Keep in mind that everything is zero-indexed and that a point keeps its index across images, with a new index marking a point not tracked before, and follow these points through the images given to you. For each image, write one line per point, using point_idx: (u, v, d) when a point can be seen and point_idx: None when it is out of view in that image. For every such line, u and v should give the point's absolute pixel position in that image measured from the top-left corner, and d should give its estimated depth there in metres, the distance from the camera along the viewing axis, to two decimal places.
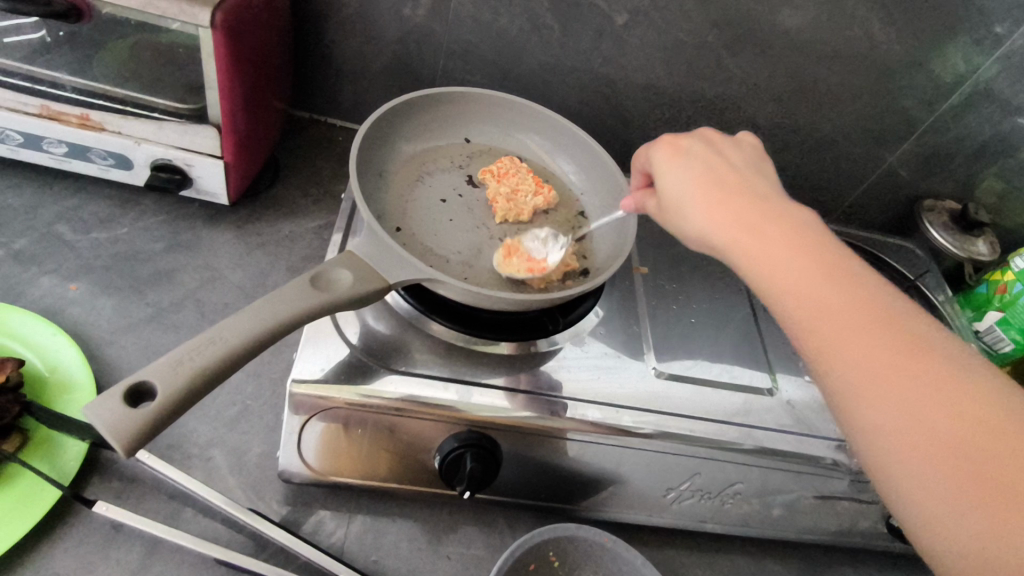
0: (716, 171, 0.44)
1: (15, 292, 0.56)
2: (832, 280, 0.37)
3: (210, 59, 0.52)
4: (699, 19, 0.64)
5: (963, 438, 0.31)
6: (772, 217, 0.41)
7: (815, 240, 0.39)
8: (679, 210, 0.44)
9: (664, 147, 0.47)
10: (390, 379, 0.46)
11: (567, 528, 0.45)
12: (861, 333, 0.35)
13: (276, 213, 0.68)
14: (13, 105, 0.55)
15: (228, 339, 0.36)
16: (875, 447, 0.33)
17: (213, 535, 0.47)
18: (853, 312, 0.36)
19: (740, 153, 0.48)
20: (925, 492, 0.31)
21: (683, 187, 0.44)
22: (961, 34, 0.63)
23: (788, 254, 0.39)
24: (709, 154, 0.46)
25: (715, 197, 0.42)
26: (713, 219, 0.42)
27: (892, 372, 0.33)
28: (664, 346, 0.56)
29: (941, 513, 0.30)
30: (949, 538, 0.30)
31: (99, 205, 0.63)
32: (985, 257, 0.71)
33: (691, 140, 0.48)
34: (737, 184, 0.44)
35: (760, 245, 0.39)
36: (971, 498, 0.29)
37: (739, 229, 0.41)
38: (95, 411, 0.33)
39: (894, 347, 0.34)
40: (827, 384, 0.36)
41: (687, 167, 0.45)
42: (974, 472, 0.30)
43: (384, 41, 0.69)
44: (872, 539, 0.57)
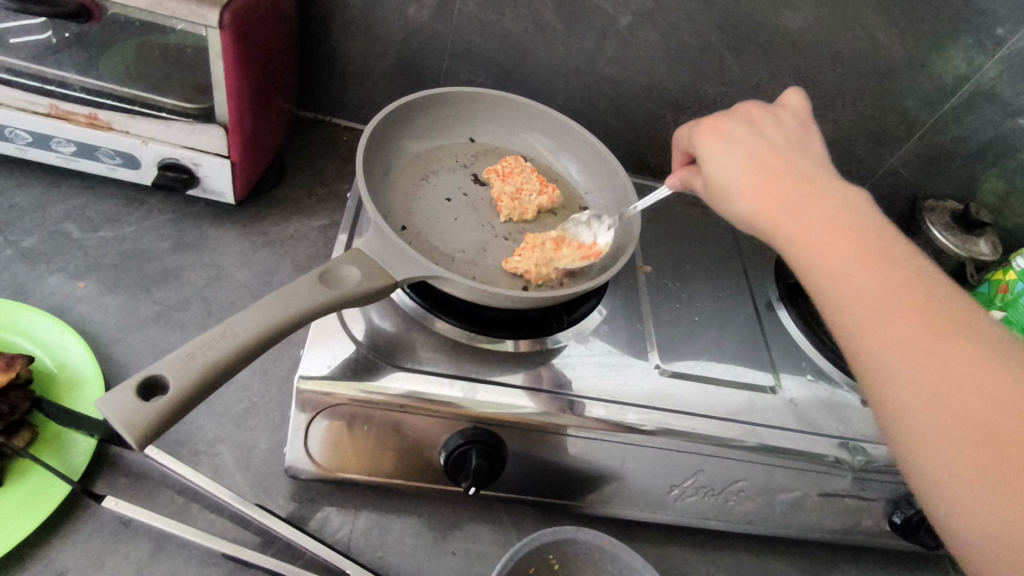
0: (760, 151, 0.45)
1: (23, 289, 0.56)
2: (872, 261, 0.38)
3: (218, 59, 0.53)
4: (701, 20, 0.65)
5: (991, 421, 0.31)
6: (814, 198, 0.41)
7: (859, 221, 0.40)
8: (723, 192, 0.45)
9: (707, 128, 0.47)
10: (396, 376, 0.46)
11: (567, 530, 0.46)
12: (898, 315, 0.35)
13: (282, 212, 0.68)
14: (23, 104, 0.56)
15: (239, 334, 0.37)
16: (901, 426, 0.34)
17: (220, 530, 0.48)
18: (892, 293, 0.36)
19: (781, 129, 0.47)
20: (946, 471, 0.32)
21: (727, 169, 0.45)
22: (962, 35, 0.64)
23: (831, 235, 0.39)
24: (753, 135, 0.46)
25: (758, 179, 0.43)
26: (755, 201, 0.43)
27: (927, 354, 0.34)
28: (668, 344, 0.56)
29: (969, 496, 0.31)
30: (970, 514, 0.31)
31: (107, 203, 0.64)
32: (987, 257, 0.70)
33: (734, 120, 0.47)
34: (785, 165, 0.44)
35: (804, 226, 0.40)
36: (994, 480, 0.30)
37: (781, 211, 0.41)
38: (108, 405, 0.33)
39: (928, 329, 0.35)
40: (860, 364, 0.36)
41: (732, 151, 0.45)
42: (999, 453, 0.31)
43: (388, 41, 0.69)
44: (875, 536, 0.57)
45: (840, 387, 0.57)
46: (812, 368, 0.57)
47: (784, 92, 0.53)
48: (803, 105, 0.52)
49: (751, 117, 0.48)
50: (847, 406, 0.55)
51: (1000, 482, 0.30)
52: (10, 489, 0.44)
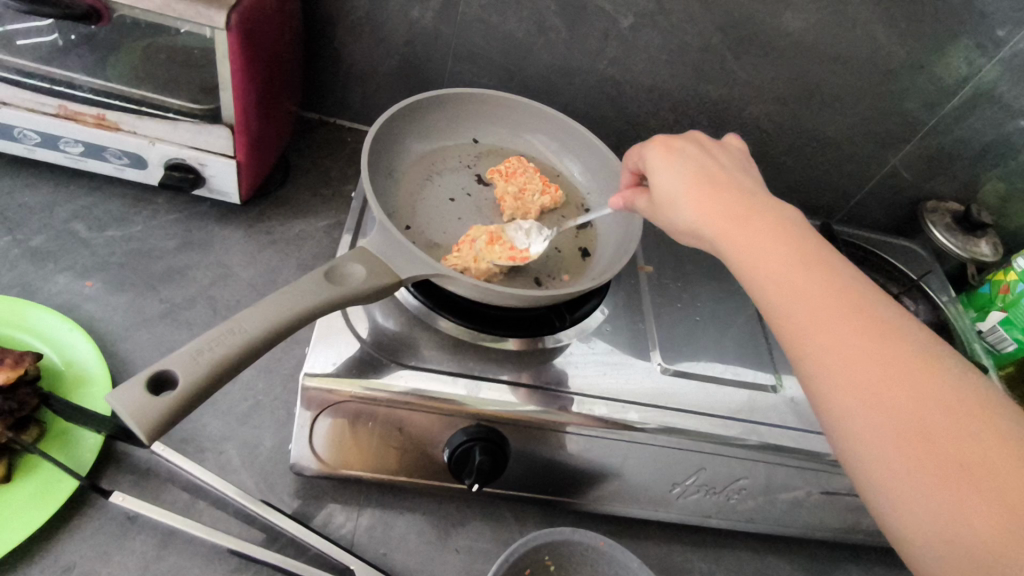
0: (704, 167, 0.46)
1: (32, 288, 0.57)
2: (813, 273, 0.39)
3: (224, 60, 0.53)
4: (703, 22, 0.65)
5: (931, 424, 0.32)
6: (754, 211, 0.42)
7: (798, 234, 0.41)
8: (670, 204, 0.45)
9: (657, 146, 0.48)
10: (400, 373, 0.47)
11: (562, 531, 0.46)
12: (840, 325, 0.36)
13: (287, 212, 0.69)
14: (32, 105, 0.57)
15: (247, 329, 0.37)
16: (847, 432, 0.35)
17: (226, 526, 0.48)
18: (834, 303, 0.37)
19: (727, 154, 0.49)
20: (891, 475, 0.33)
21: (674, 182, 0.45)
22: (962, 37, 0.64)
23: (774, 246, 0.40)
24: (699, 154, 0.47)
25: (703, 191, 0.44)
26: (702, 211, 0.43)
27: (869, 361, 0.35)
28: (670, 343, 0.56)
29: (911, 496, 0.32)
30: (915, 516, 0.32)
31: (114, 203, 0.64)
32: (988, 257, 0.71)
33: (683, 141, 0.49)
34: (728, 181, 0.45)
35: (747, 238, 0.41)
36: (936, 483, 0.31)
37: (726, 221, 0.42)
38: (119, 399, 0.33)
39: (867, 337, 0.35)
40: (804, 373, 0.37)
41: (679, 165, 0.46)
42: (939, 455, 0.31)
43: (392, 43, 0.70)
44: (876, 536, 0.58)
45: None
46: None
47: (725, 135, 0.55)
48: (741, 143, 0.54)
49: (698, 142, 0.49)
50: None
51: (941, 483, 0.31)
52: (19, 485, 0.45)
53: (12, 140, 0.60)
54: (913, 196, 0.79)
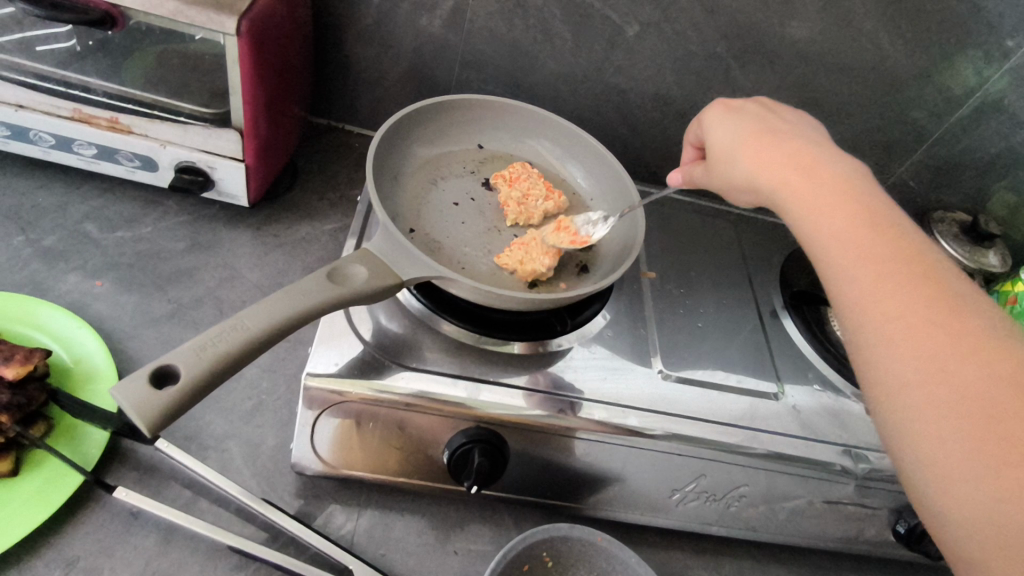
0: (764, 128, 0.48)
1: (43, 287, 0.58)
2: (872, 231, 0.40)
3: (234, 66, 0.54)
4: (708, 31, 0.66)
5: (975, 383, 0.32)
6: (824, 170, 0.44)
7: (867, 195, 0.42)
8: (725, 163, 0.48)
9: (717, 108, 0.52)
10: (401, 375, 0.47)
11: (560, 527, 0.46)
12: (896, 280, 0.37)
13: (294, 216, 0.69)
14: (48, 108, 0.58)
15: (250, 326, 0.38)
16: (884, 386, 0.35)
17: (226, 523, 0.49)
18: (889, 259, 0.38)
19: (795, 116, 0.51)
20: (924, 430, 0.33)
21: (734, 141, 0.48)
22: (969, 48, 0.64)
23: (837, 201, 0.42)
24: (760, 117, 0.50)
25: (766, 146, 0.46)
26: (760, 168, 0.46)
27: (920, 318, 0.35)
28: (670, 349, 0.57)
29: (936, 447, 0.32)
30: (944, 474, 0.32)
31: (125, 205, 0.66)
32: (995, 268, 0.71)
33: (744, 105, 0.51)
34: (792, 140, 0.47)
35: (812, 194, 0.43)
36: (971, 442, 0.31)
37: (787, 179, 0.44)
38: (123, 392, 0.34)
39: (921, 296, 0.36)
40: (853, 326, 0.38)
41: (742, 125, 0.49)
42: (977, 416, 0.31)
43: (400, 50, 0.71)
44: (878, 547, 0.57)
45: (845, 396, 0.56)
46: (818, 378, 0.57)
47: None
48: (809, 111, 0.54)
49: (760, 108, 0.51)
50: (851, 415, 0.55)
51: (975, 442, 0.31)
52: (26, 479, 0.46)
53: (28, 142, 0.61)
54: (921, 206, 0.79)
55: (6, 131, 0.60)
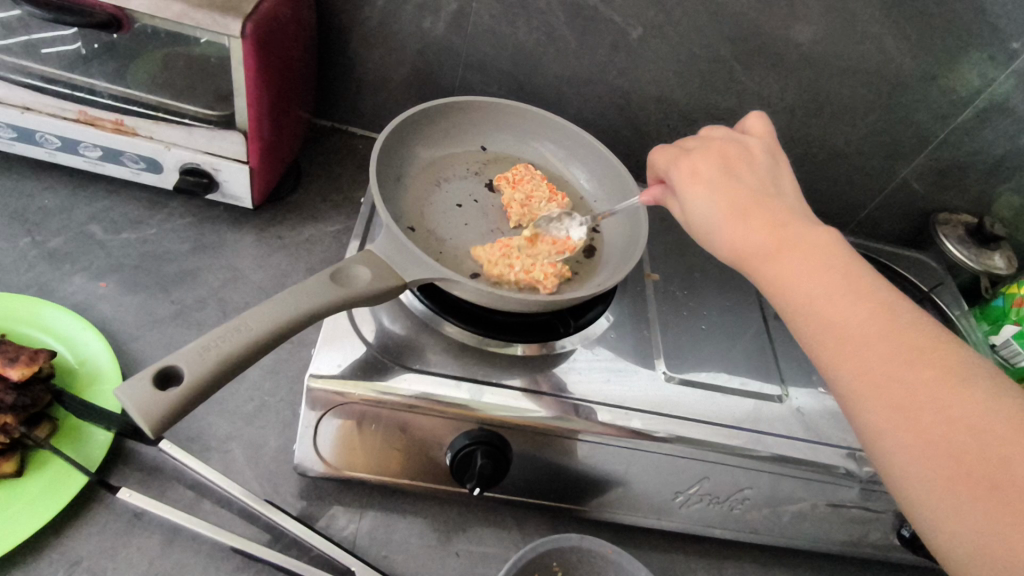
0: (733, 186, 0.44)
1: (48, 288, 0.58)
2: (848, 298, 0.38)
3: (239, 67, 0.54)
4: (712, 33, 0.66)
5: (969, 449, 0.32)
6: (795, 234, 0.42)
7: (836, 254, 0.40)
8: (700, 229, 0.45)
9: (682, 171, 0.47)
10: (404, 376, 0.47)
11: (571, 538, 0.45)
12: (876, 353, 0.36)
13: (297, 218, 0.70)
14: (53, 110, 0.58)
15: (253, 328, 0.38)
16: (888, 455, 0.35)
17: (229, 524, 0.49)
18: (865, 329, 0.37)
19: (755, 159, 0.47)
20: (933, 502, 0.32)
21: (704, 209, 0.44)
22: (975, 50, 0.64)
23: (810, 271, 0.40)
24: (728, 172, 0.46)
25: (734, 215, 0.43)
26: (736, 242, 0.42)
27: (906, 390, 0.34)
28: (673, 351, 0.56)
29: (951, 522, 0.32)
30: (956, 541, 0.32)
31: (130, 206, 0.66)
32: (1002, 270, 0.71)
33: (705, 157, 0.47)
34: (759, 202, 0.44)
35: (784, 266, 0.40)
36: (973, 506, 0.31)
37: (758, 252, 0.42)
38: (127, 392, 0.34)
39: (901, 362, 0.35)
40: (845, 400, 0.37)
41: (708, 186, 0.45)
42: (981, 483, 0.31)
43: (404, 52, 0.71)
44: (882, 550, 0.57)
45: None
46: (822, 381, 0.57)
47: (747, 118, 0.53)
48: (766, 125, 0.52)
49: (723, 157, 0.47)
50: None
51: (980, 508, 0.31)
52: (30, 480, 0.46)
53: (34, 144, 0.62)
54: (926, 208, 0.79)
55: (12, 133, 0.61)
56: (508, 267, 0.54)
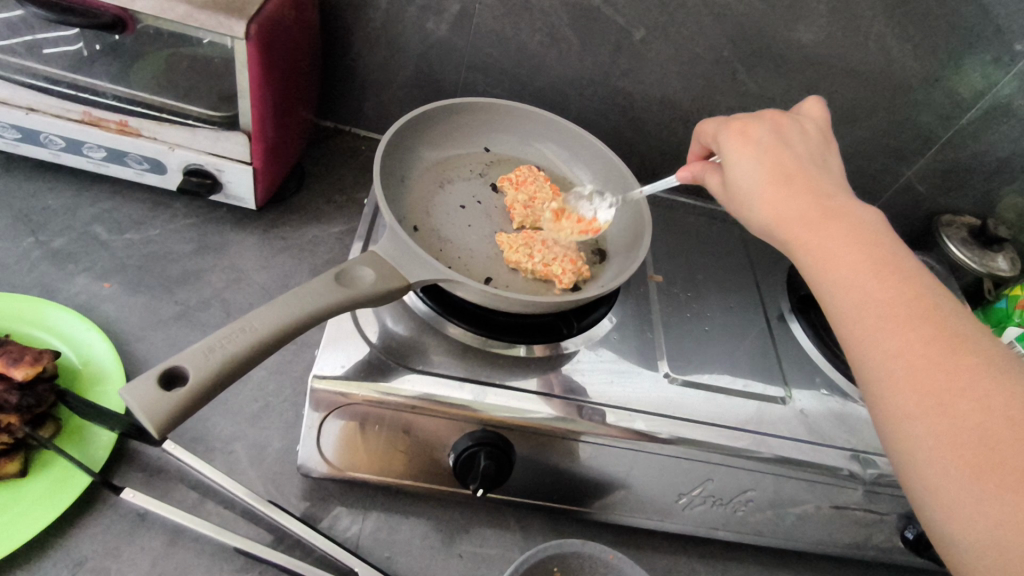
0: (783, 163, 0.46)
1: (51, 288, 0.58)
2: (883, 272, 0.39)
3: (243, 68, 0.54)
4: (715, 35, 0.66)
5: (987, 430, 0.33)
6: (837, 210, 0.43)
7: (872, 233, 0.41)
8: (745, 200, 0.47)
9: (734, 132, 0.49)
10: (408, 377, 0.47)
11: (572, 543, 0.45)
12: (902, 326, 0.37)
13: (301, 219, 0.70)
14: (58, 111, 0.58)
15: (258, 328, 0.38)
16: (897, 424, 0.36)
17: (233, 525, 0.49)
18: (898, 305, 0.38)
19: (806, 142, 0.49)
20: (929, 464, 0.34)
21: (749, 178, 0.46)
22: (978, 51, 0.64)
23: (847, 246, 0.41)
24: (779, 145, 0.47)
25: (779, 189, 0.45)
26: (776, 212, 0.44)
27: (933, 367, 0.35)
28: (676, 353, 0.56)
29: (951, 494, 0.33)
30: (954, 512, 0.33)
31: (133, 207, 0.66)
32: (1005, 273, 0.70)
33: (762, 129, 0.49)
34: (806, 178, 0.45)
35: (823, 237, 0.42)
36: (977, 480, 0.32)
37: (797, 225, 0.43)
38: (131, 393, 0.34)
39: (929, 340, 0.36)
40: (867, 370, 0.38)
41: (757, 160, 0.47)
42: (988, 458, 0.32)
43: (407, 54, 0.71)
44: (886, 553, 0.57)
45: (853, 401, 0.56)
46: (826, 382, 0.57)
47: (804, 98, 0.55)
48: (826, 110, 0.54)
49: (775, 127, 0.49)
50: (858, 419, 0.54)
51: (993, 488, 0.31)
52: (33, 480, 0.46)
53: (38, 145, 0.62)
54: (929, 210, 0.79)
55: (17, 134, 0.61)
56: (527, 257, 0.56)
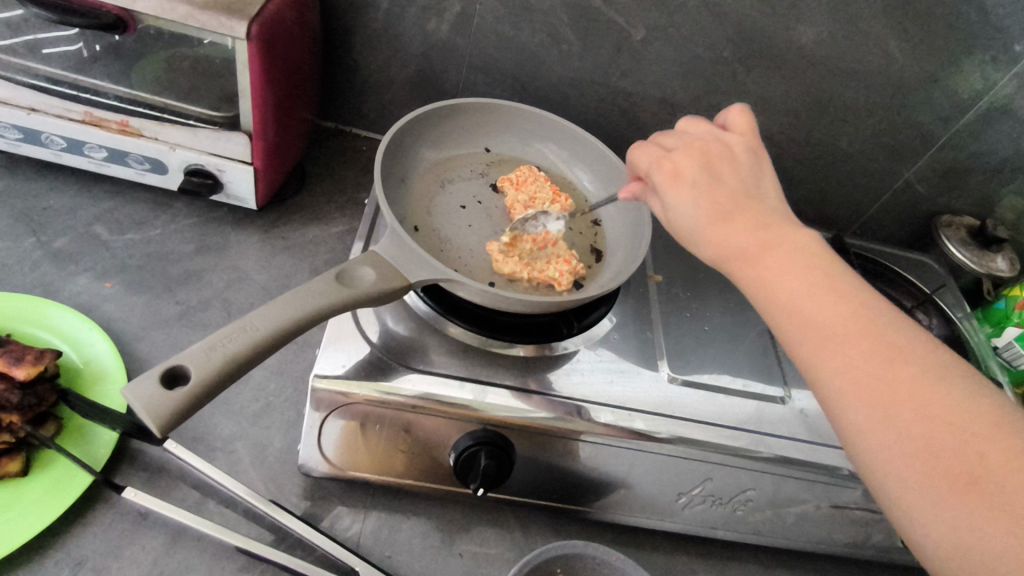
0: (718, 195, 0.43)
1: (52, 288, 0.59)
2: (823, 297, 0.39)
3: (244, 68, 0.55)
4: (715, 35, 0.66)
5: (938, 442, 0.33)
6: (774, 236, 0.42)
7: (818, 259, 0.41)
8: (689, 236, 0.44)
9: (663, 168, 0.46)
10: (409, 377, 0.47)
11: (575, 544, 0.45)
12: (856, 355, 0.36)
13: (301, 219, 0.70)
14: (59, 111, 0.59)
15: (259, 328, 0.38)
16: (865, 450, 0.35)
17: (234, 525, 0.49)
18: (841, 330, 0.37)
19: (735, 164, 0.46)
20: (902, 487, 0.34)
21: (688, 214, 0.43)
22: (978, 52, 0.64)
23: (794, 275, 0.40)
24: (711, 180, 0.44)
25: (722, 220, 0.43)
26: (721, 247, 0.42)
27: (881, 389, 0.35)
28: (677, 353, 0.56)
29: (927, 515, 0.33)
30: (932, 533, 0.32)
31: (135, 207, 0.66)
32: (1005, 273, 0.71)
33: (689, 158, 0.45)
34: (745, 207, 0.43)
35: (763, 268, 0.41)
36: (949, 500, 0.32)
37: (743, 259, 0.41)
38: (133, 392, 0.35)
39: (874, 360, 0.36)
40: (822, 397, 0.38)
41: (693, 195, 0.44)
42: (958, 477, 0.32)
43: (408, 54, 0.71)
44: (886, 552, 0.57)
45: None
46: None
47: (728, 111, 0.51)
48: (749, 119, 0.50)
49: (705, 159, 0.45)
50: None
51: (949, 498, 0.32)
52: (34, 480, 0.46)
53: (39, 145, 0.62)
54: (928, 210, 0.79)
55: (18, 134, 0.61)
56: (520, 264, 0.55)
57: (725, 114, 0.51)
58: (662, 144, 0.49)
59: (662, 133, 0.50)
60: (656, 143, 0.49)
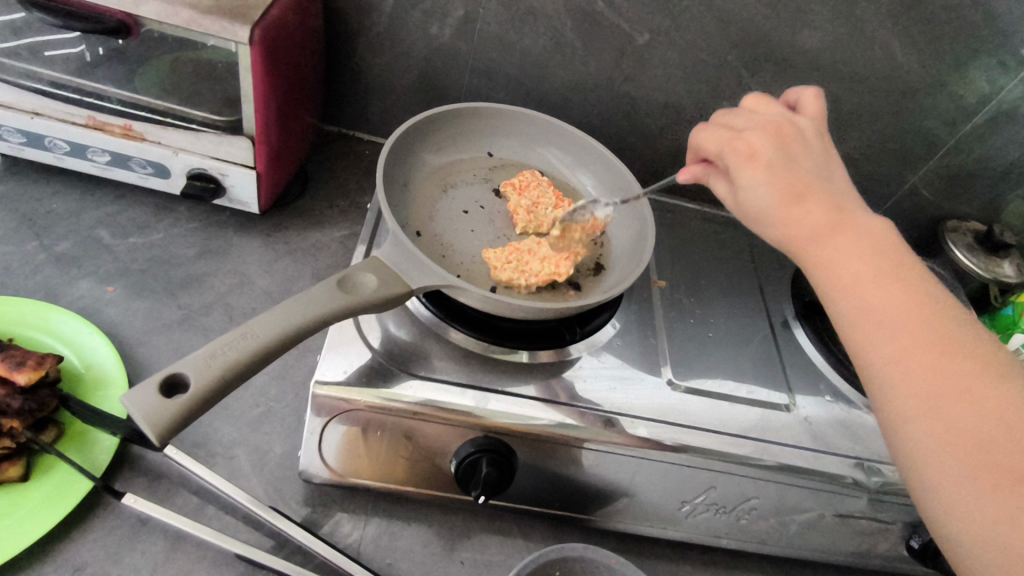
0: (794, 176, 0.42)
1: (55, 292, 0.59)
2: (889, 284, 0.39)
3: (246, 73, 0.54)
4: (719, 40, 0.66)
5: (980, 431, 0.34)
6: (848, 220, 0.42)
7: (884, 246, 0.41)
8: (757, 216, 0.43)
9: (737, 151, 0.44)
10: (410, 384, 0.47)
11: (574, 547, 0.44)
12: (910, 340, 0.37)
13: (303, 223, 0.70)
14: (63, 115, 0.59)
15: (259, 335, 0.38)
16: (905, 433, 0.36)
17: (233, 531, 0.49)
18: (902, 317, 0.38)
19: (809, 146, 0.45)
20: (936, 471, 0.35)
21: (760, 194, 0.42)
22: (984, 56, 0.63)
23: (858, 259, 0.40)
24: (788, 162, 0.43)
25: (792, 202, 0.42)
26: (791, 228, 0.42)
27: (931, 378, 0.36)
28: (681, 360, 0.56)
29: (961, 500, 0.34)
30: (959, 517, 0.34)
31: (138, 210, 0.66)
32: (1011, 278, 0.70)
33: (767, 140, 0.44)
34: (817, 189, 0.42)
35: (833, 251, 0.41)
36: (985, 487, 0.33)
37: (810, 239, 0.41)
38: (132, 400, 0.34)
39: (926, 346, 0.37)
40: (870, 376, 0.38)
41: (769, 174, 0.42)
42: (995, 466, 0.33)
43: (411, 58, 0.71)
44: (892, 562, 0.56)
45: (859, 408, 0.55)
46: (830, 389, 0.57)
47: (802, 93, 0.50)
48: (820, 107, 0.49)
49: (778, 140, 0.44)
50: (864, 427, 0.54)
51: (989, 488, 0.33)
52: (33, 485, 0.46)
53: (43, 149, 0.62)
54: (934, 215, 0.78)
55: (22, 138, 0.61)
56: (518, 272, 0.54)
57: (796, 93, 0.51)
58: (728, 124, 0.47)
59: (727, 112, 0.49)
60: (721, 124, 0.47)
